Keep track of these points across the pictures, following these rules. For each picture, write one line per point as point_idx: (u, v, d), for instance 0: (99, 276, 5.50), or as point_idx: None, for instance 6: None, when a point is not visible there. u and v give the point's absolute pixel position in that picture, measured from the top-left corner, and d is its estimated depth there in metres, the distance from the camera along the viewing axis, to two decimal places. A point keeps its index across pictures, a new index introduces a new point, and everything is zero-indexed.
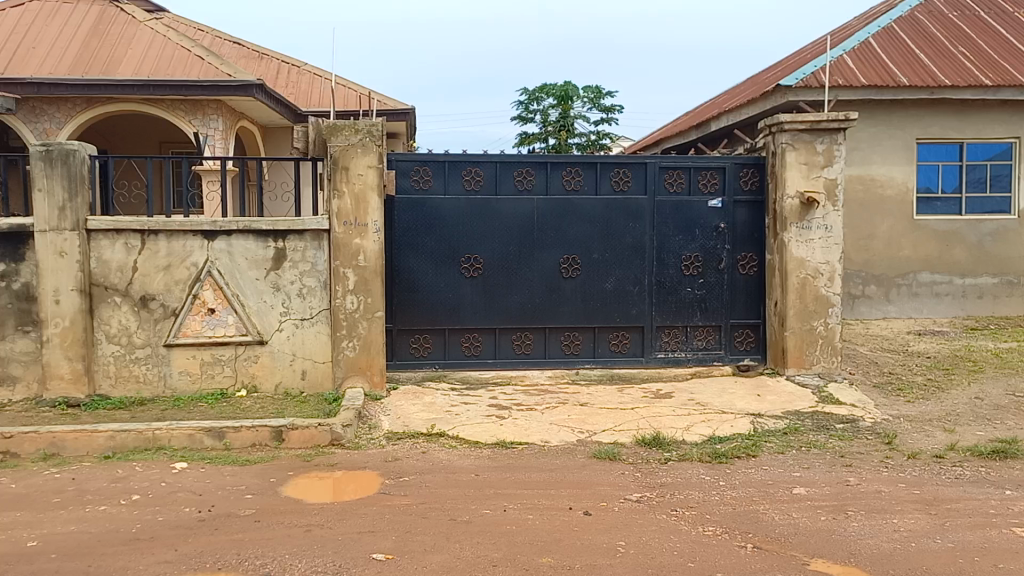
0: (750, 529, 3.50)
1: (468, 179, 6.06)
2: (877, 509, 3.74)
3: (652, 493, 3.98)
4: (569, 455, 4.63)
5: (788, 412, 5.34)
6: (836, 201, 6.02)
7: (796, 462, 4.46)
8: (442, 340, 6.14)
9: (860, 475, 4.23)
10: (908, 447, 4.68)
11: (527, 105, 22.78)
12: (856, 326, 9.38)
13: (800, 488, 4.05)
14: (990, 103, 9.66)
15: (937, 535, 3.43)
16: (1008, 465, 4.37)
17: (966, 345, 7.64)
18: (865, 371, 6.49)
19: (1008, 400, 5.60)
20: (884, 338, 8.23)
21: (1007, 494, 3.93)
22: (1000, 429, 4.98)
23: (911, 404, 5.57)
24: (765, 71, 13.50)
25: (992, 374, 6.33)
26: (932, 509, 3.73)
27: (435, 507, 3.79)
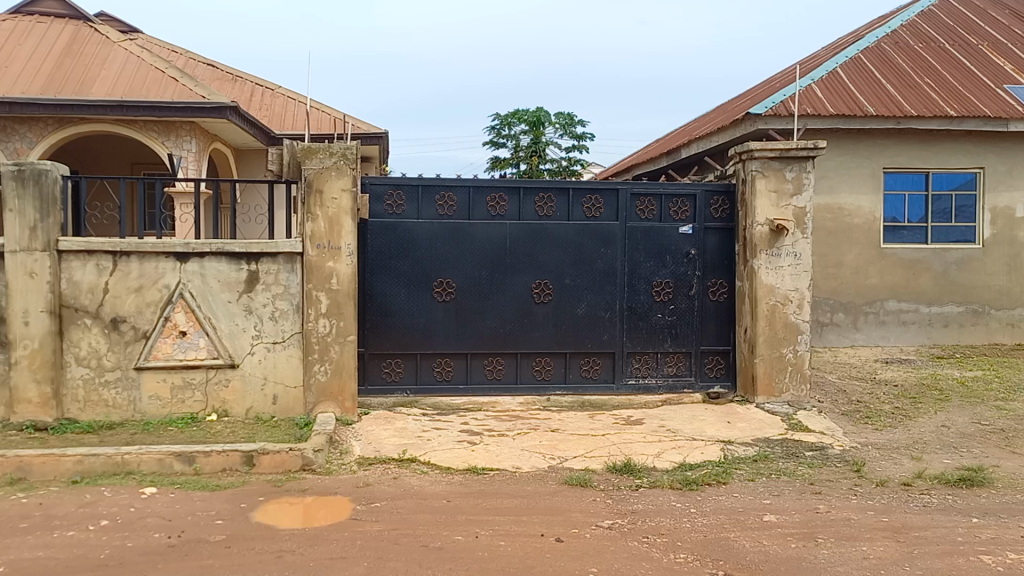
0: (721, 557, 3.47)
1: (442, 204, 6.07)
2: (847, 536, 3.72)
3: (623, 520, 3.94)
4: (540, 481, 4.59)
5: (758, 439, 5.33)
6: (805, 228, 6.10)
7: (766, 489, 4.45)
8: (413, 365, 6.09)
9: (830, 503, 4.21)
10: (878, 475, 4.69)
11: (499, 131, 22.97)
12: (823, 353, 9.43)
13: (770, 515, 4.02)
14: (956, 134, 9.84)
15: (908, 560, 3.43)
16: (974, 493, 4.38)
17: (933, 373, 7.71)
18: (830, 398, 6.54)
19: (975, 429, 5.64)
20: (852, 366, 8.27)
21: (974, 521, 3.93)
22: (969, 457, 5.01)
23: (879, 432, 5.59)
24: (736, 100, 13.70)
25: (958, 403, 6.38)
26: (901, 537, 3.71)
27: (407, 533, 3.72)
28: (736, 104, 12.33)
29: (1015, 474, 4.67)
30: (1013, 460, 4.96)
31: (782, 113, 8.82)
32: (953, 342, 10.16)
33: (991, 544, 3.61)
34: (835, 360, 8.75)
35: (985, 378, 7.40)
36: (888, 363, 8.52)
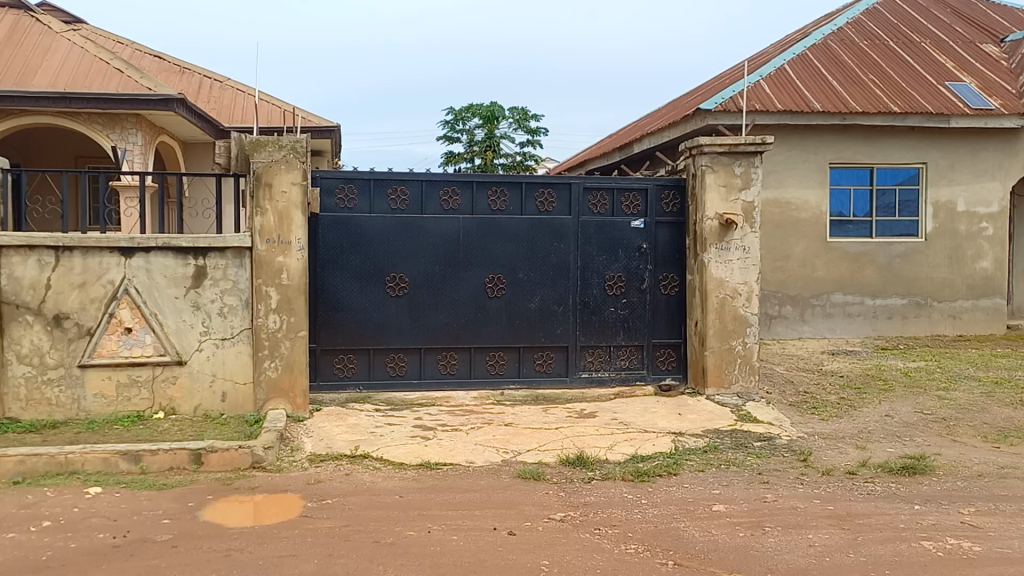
0: (671, 547, 3.51)
1: (394, 198, 6.03)
2: (793, 525, 3.79)
3: (575, 512, 3.97)
4: (493, 475, 4.59)
5: (708, 431, 5.40)
6: (753, 223, 6.19)
7: (719, 479, 4.52)
8: (366, 360, 6.05)
9: (777, 492, 4.28)
10: (827, 463, 4.78)
11: (452, 125, 22.90)
12: (772, 345, 9.58)
13: (720, 505, 4.08)
14: (898, 131, 10.08)
15: (856, 546, 3.52)
16: (916, 480, 4.49)
17: (877, 364, 7.89)
18: (777, 388, 6.67)
19: (917, 418, 5.79)
20: (799, 357, 8.42)
21: (916, 508, 4.03)
22: (913, 445, 5.14)
23: (825, 422, 5.70)
24: (686, 95, 13.78)
25: (901, 392, 6.54)
26: (845, 524, 3.79)
27: (358, 529, 3.70)
28: (687, 100, 12.41)
29: (958, 461, 4.82)
30: (952, 448, 5.09)
31: (731, 109, 8.93)
32: (895, 334, 10.41)
33: (932, 528, 3.73)
34: (782, 351, 8.93)
35: (926, 368, 7.60)
36: (834, 354, 8.72)
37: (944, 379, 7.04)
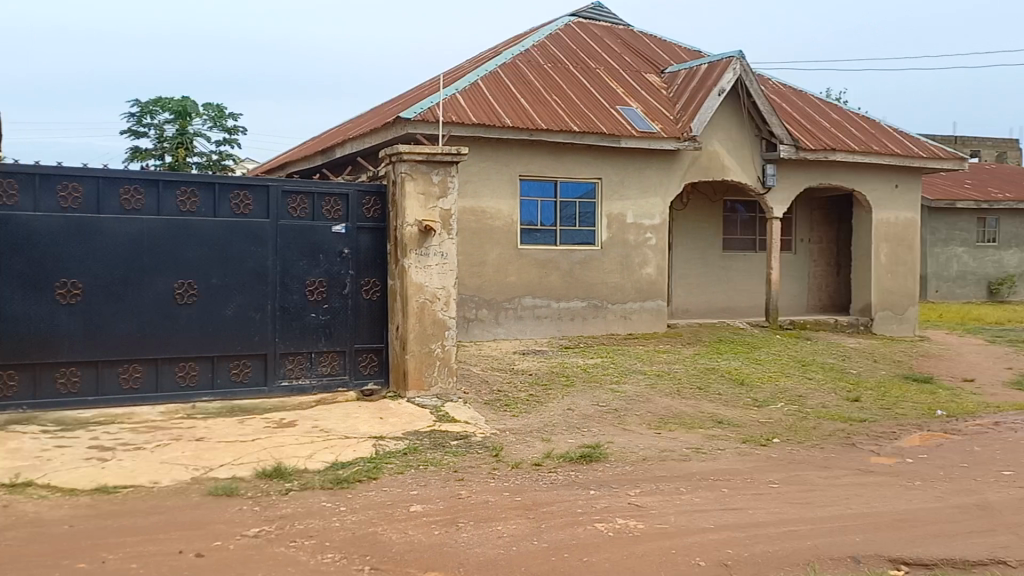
0: (368, 551, 3.54)
1: (64, 195, 5.44)
2: (485, 518, 3.98)
3: (271, 526, 3.85)
4: (182, 494, 4.31)
5: (407, 433, 5.50)
6: (450, 230, 6.42)
7: (411, 480, 4.64)
8: (30, 377, 5.39)
9: (471, 488, 4.48)
10: (513, 458, 5.09)
11: (139, 119, 21.14)
12: (469, 347, 9.97)
13: (417, 505, 4.18)
14: (579, 147, 11.02)
15: (533, 533, 3.79)
16: (593, 467, 4.93)
17: (561, 362, 8.56)
18: (469, 388, 6.95)
19: (594, 409, 6.37)
20: (493, 358, 8.87)
21: (592, 493, 4.42)
22: (588, 436, 5.63)
23: (515, 418, 6.06)
24: (386, 103, 13.95)
25: (581, 387, 7.15)
26: (531, 514, 4.06)
27: (18, 567, 3.28)
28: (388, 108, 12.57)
29: (623, 447, 5.37)
30: (622, 435, 5.67)
31: (428, 119, 9.20)
32: (577, 333, 11.32)
33: (599, 510, 4.13)
34: (479, 353, 9.33)
35: (601, 364, 8.37)
36: (526, 353, 9.28)
37: (615, 373, 7.79)
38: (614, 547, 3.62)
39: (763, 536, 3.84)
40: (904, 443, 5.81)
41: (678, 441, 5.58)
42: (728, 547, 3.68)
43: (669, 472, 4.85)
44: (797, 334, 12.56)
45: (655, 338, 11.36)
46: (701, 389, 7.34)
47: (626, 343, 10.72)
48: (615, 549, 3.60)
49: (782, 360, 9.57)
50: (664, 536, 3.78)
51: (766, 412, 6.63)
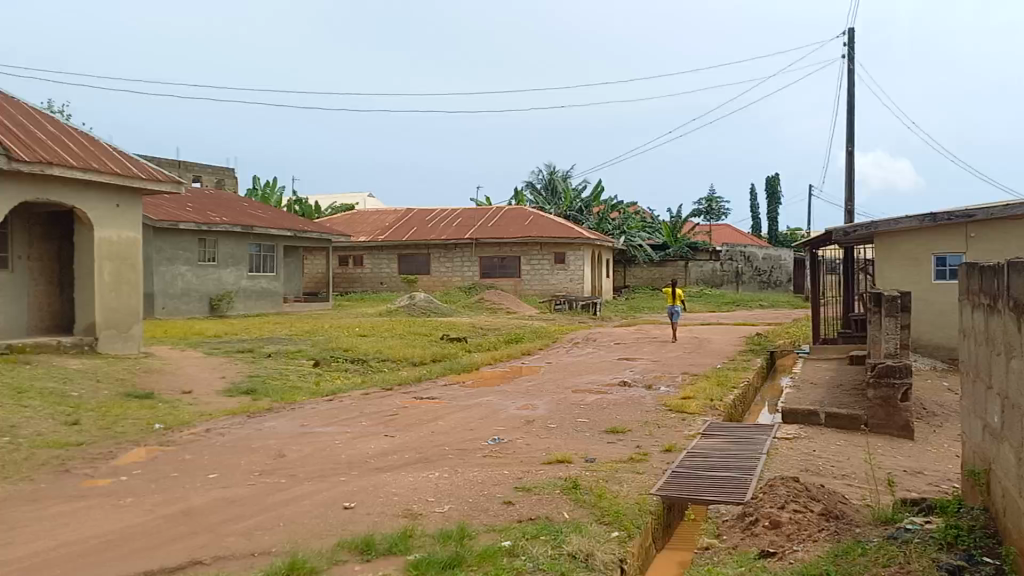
0: (217, 555, 4.39)
1: None
2: (316, 527, 4.89)
3: (136, 539, 4.64)
4: (56, 516, 5.03)
5: (258, 465, 6.34)
6: None
7: (244, 509, 5.28)
8: None
9: (308, 503, 5.37)
10: (332, 485, 5.81)
11: None
12: (327, 373, 10.77)
13: (260, 520, 5.04)
14: None
15: (351, 547, 4.46)
16: (416, 479, 5.91)
17: (407, 391, 9.53)
18: (295, 430, 7.58)
19: (425, 434, 7.36)
20: (345, 387, 9.74)
21: (409, 500, 5.39)
22: (403, 463, 6.40)
23: (356, 445, 6.98)
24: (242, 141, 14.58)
25: (418, 415, 8.13)
26: (355, 521, 4.99)
27: None
28: None
29: (434, 471, 6.13)
30: (445, 454, 6.68)
31: None
32: (421, 357, 12.06)
33: (411, 527, 4.79)
34: (320, 386, 9.89)
35: (436, 399, 9.15)
36: (366, 384, 9.93)
37: (440, 408, 8.59)
38: (421, 556, 4.28)
39: (539, 536, 4.61)
40: (673, 443, 6.86)
41: (481, 461, 6.43)
42: (512, 547, 4.41)
43: (467, 488, 5.64)
44: (629, 350, 13.70)
45: (494, 359, 12.19)
46: (515, 414, 8.25)
47: (469, 365, 11.50)
48: (420, 557, 4.25)
49: (603, 376, 10.62)
50: (458, 540, 4.52)
51: (565, 429, 7.58)
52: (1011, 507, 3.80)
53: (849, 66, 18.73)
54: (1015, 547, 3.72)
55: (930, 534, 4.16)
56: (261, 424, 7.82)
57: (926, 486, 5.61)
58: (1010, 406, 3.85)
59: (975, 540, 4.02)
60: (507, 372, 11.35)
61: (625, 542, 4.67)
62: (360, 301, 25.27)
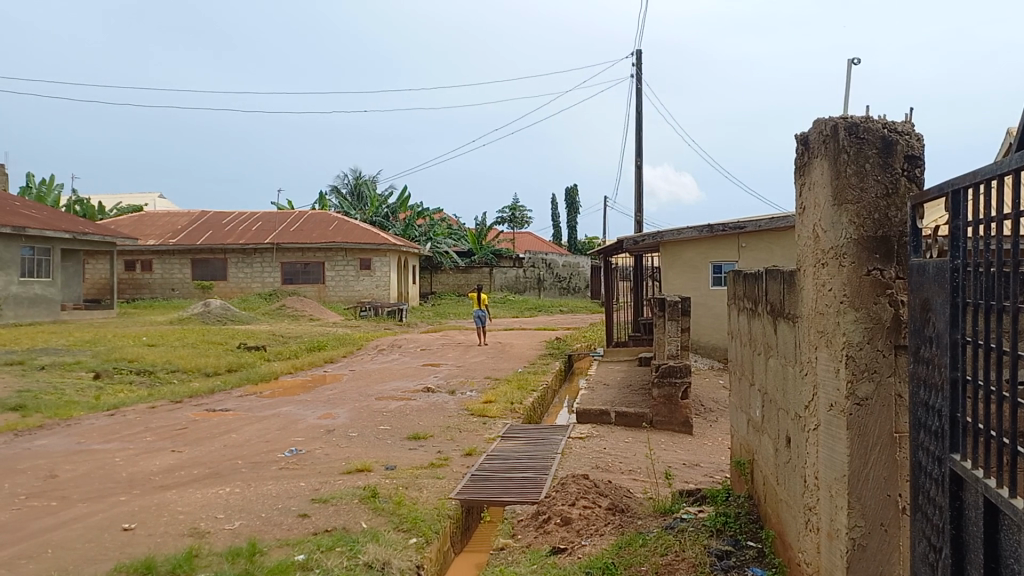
0: None
1: None
2: (90, 551, 4.53)
3: None
4: None
5: (23, 489, 5.78)
6: None
7: (5, 537, 4.81)
8: None
9: (81, 527, 4.97)
10: (111, 506, 5.41)
11: None
12: (110, 386, 10.01)
13: (23, 548, 4.60)
14: None
15: (129, 571, 4.17)
16: (205, 495, 5.63)
17: (198, 403, 9.03)
18: (70, 448, 7.00)
19: (216, 448, 7.01)
20: (129, 401, 9.08)
21: (196, 517, 5.12)
22: (192, 479, 6.08)
23: (139, 462, 6.54)
24: None
25: (209, 428, 7.73)
26: (136, 542, 4.68)
27: None
28: None
29: (226, 485, 5.87)
30: (238, 467, 6.41)
31: None
32: (216, 367, 11.50)
33: (198, 546, 4.55)
34: (101, 399, 9.19)
35: (231, 410, 8.76)
36: (154, 396, 9.34)
37: (235, 419, 8.23)
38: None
39: (334, 548, 4.52)
40: (473, 447, 6.96)
41: (277, 473, 6.22)
42: (305, 561, 4.28)
43: (261, 501, 5.45)
44: (434, 356, 13.77)
45: (295, 367, 11.84)
46: (314, 423, 8.05)
47: (268, 374, 11.10)
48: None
49: (407, 383, 10.60)
50: (248, 557, 4.33)
51: (365, 436, 7.50)
52: (771, 494, 4.17)
53: (639, 84, 19.86)
54: (773, 530, 4.10)
55: (702, 522, 4.47)
56: (29, 443, 7.14)
57: (701, 477, 6.05)
58: (768, 402, 4.23)
59: (741, 526, 4.37)
60: (309, 381, 11.06)
61: (423, 548, 4.67)
62: (149, 308, 23.71)
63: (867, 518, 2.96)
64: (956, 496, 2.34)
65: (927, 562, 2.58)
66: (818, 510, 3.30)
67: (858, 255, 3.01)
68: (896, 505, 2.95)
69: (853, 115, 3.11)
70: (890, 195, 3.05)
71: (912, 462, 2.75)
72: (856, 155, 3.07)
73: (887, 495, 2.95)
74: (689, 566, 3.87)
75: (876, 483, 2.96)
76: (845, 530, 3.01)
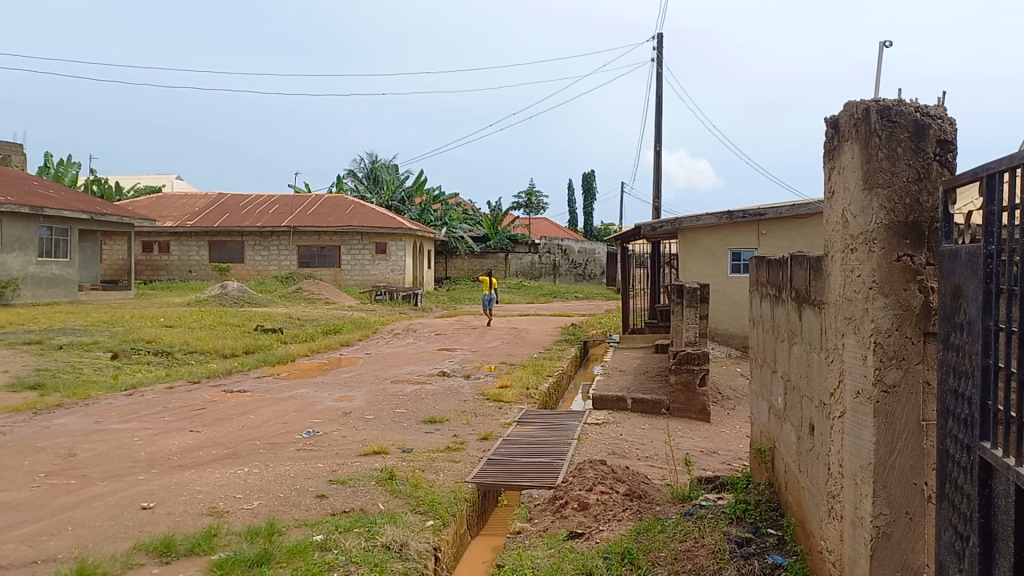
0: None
1: None
2: (109, 530, 4.56)
3: None
4: None
5: (42, 467, 5.83)
6: None
7: (25, 514, 4.85)
8: None
9: (100, 505, 5.01)
10: (129, 485, 5.44)
11: None
12: (127, 367, 10.09)
13: (42, 525, 4.64)
14: None
15: (148, 550, 4.18)
16: (222, 474, 5.66)
17: (215, 385, 9.09)
18: (88, 427, 7.03)
19: (231, 429, 7.04)
20: (145, 381, 9.14)
21: (213, 497, 5.14)
22: (210, 459, 6.11)
23: (155, 442, 6.58)
24: None
25: (226, 410, 7.77)
26: (153, 521, 4.71)
27: None
28: None
29: (243, 466, 5.88)
30: (253, 448, 6.43)
31: None
32: (234, 349, 11.55)
33: (216, 525, 4.56)
34: (119, 379, 9.25)
35: (248, 392, 8.80)
36: (171, 377, 9.41)
37: (252, 401, 8.25)
38: (226, 555, 4.07)
39: (352, 529, 4.52)
40: (488, 431, 6.96)
41: (294, 454, 6.23)
42: (324, 541, 4.29)
43: (279, 482, 5.46)
44: (449, 340, 13.79)
45: (311, 350, 11.88)
46: (330, 406, 8.06)
47: (285, 356, 11.13)
48: (225, 556, 4.04)
49: (422, 367, 10.62)
50: (267, 536, 4.34)
51: (382, 419, 7.51)
52: (791, 482, 4.14)
53: (658, 69, 19.65)
54: (795, 518, 4.07)
55: (722, 509, 4.45)
56: (48, 421, 7.19)
57: (720, 464, 6.05)
58: (791, 389, 4.20)
59: (761, 514, 4.34)
60: (325, 363, 11.11)
61: (439, 530, 4.68)
62: (166, 290, 23.90)
63: (891, 506, 2.93)
64: (986, 484, 2.31)
65: (954, 551, 2.54)
66: (842, 498, 3.27)
67: (888, 241, 2.96)
68: (922, 493, 2.91)
69: (886, 97, 3.06)
70: (921, 179, 3.00)
71: (939, 450, 2.71)
72: (888, 139, 3.02)
73: (912, 483, 2.92)
74: (708, 552, 3.86)
75: (901, 472, 2.93)
76: (869, 518, 2.98)
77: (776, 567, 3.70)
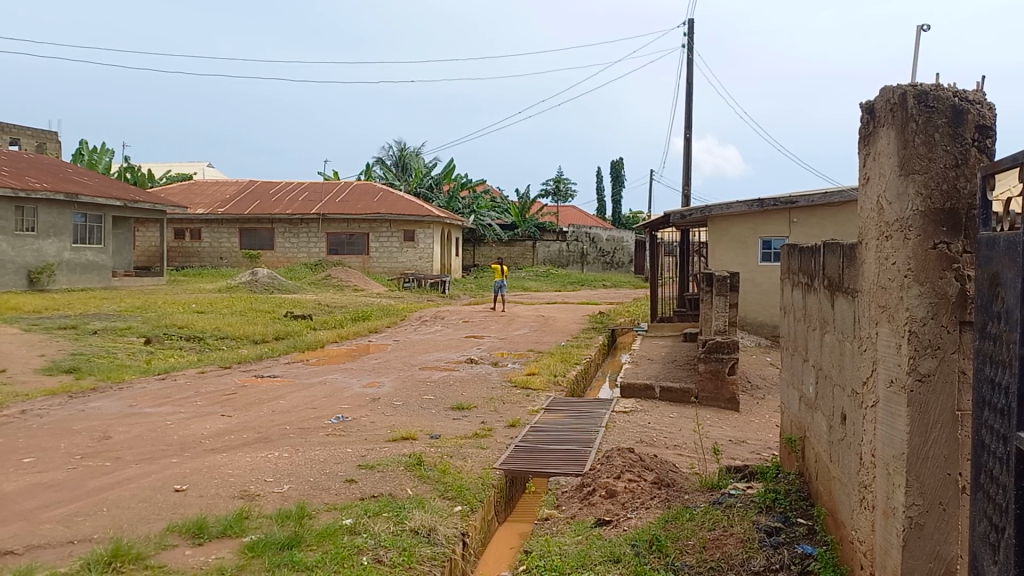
0: (27, 544, 4.12)
1: None
2: (145, 511, 4.65)
3: None
4: None
5: (78, 448, 5.95)
6: None
7: (61, 494, 4.94)
8: None
9: (135, 486, 5.10)
10: (161, 467, 5.53)
11: None
12: (160, 351, 10.24)
13: (79, 505, 4.74)
14: None
15: (181, 531, 4.25)
16: (253, 458, 5.73)
17: (246, 370, 9.21)
18: (122, 410, 7.15)
19: (261, 413, 7.13)
20: (177, 365, 9.27)
21: (242, 480, 5.21)
22: (241, 443, 6.19)
23: (187, 425, 6.68)
24: None
25: (255, 395, 7.87)
26: (185, 503, 4.78)
27: None
28: None
29: (273, 451, 5.95)
30: (282, 432, 6.50)
31: None
32: (264, 335, 11.67)
33: (248, 508, 4.61)
34: (152, 364, 9.38)
35: (277, 377, 8.89)
36: (203, 362, 9.54)
37: (281, 386, 8.33)
38: (257, 537, 4.12)
39: (381, 513, 4.56)
40: (516, 418, 6.97)
41: (323, 439, 6.29)
42: (353, 525, 4.33)
43: (309, 466, 5.52)
44: (476, 328, 13.82)
45: (339, 336, 11.97)
46: (359, 392, 8.12)
47: (314, 342, 11.23)
48: (257, 539, 4.09)
49: (449, 354, 10.67)
50: (297, 519, 4.39)
51: (410, 405, 7.55)
52: (823, 471, 4.10)
53: (688, 56, 19.44)
54: (825, 508, 4.03)
55: (752, 498, 4.42)
56: (83, 405, 7.31)
57: (749, 453, 6.01)
58: (823, 378, 4.16)
59: (791, 503, 4.31)
60: (353, 350, 11.20)
61: (467, 515, 4.70)
62: (198, 276, 24.18)
63: (925, 497, 2.89)
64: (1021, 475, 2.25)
65: (988, 543, 2.50)
66: (874, 488, 3.24)
67: (924, 228, 2.91)
68: (956, 484, 2.86)
69: (923, 82, 3.01)
70: (959, 166, 2.94)
71: (974, 441, 2.65)
72: (925, 124, 2.97)
73: (946, 474, 2.87)
74: (737, 541, 3.84)
75: (935, 462, 2.88)
76: (902, 509, 2.95)
77: (805, 557, 3.68)
